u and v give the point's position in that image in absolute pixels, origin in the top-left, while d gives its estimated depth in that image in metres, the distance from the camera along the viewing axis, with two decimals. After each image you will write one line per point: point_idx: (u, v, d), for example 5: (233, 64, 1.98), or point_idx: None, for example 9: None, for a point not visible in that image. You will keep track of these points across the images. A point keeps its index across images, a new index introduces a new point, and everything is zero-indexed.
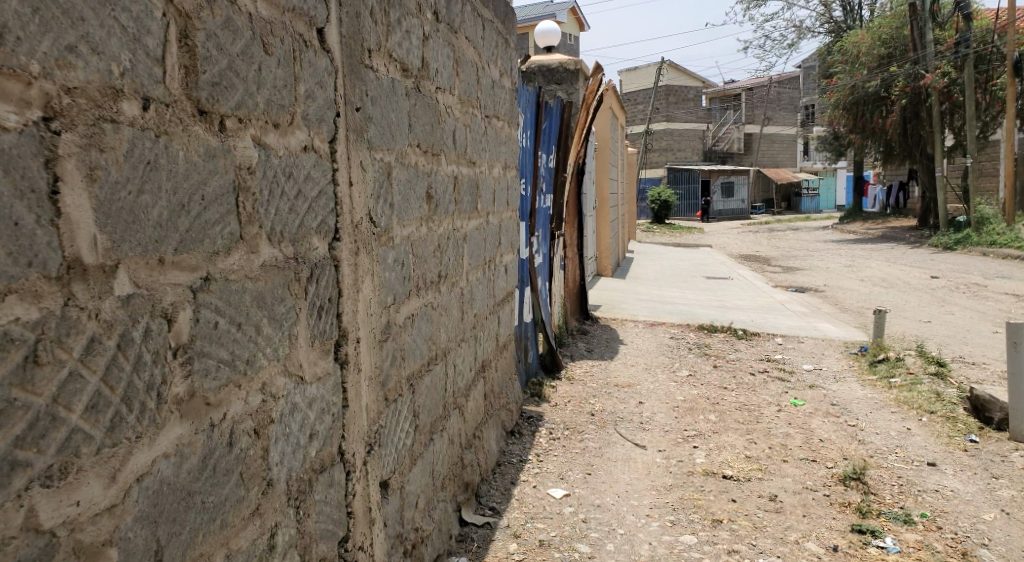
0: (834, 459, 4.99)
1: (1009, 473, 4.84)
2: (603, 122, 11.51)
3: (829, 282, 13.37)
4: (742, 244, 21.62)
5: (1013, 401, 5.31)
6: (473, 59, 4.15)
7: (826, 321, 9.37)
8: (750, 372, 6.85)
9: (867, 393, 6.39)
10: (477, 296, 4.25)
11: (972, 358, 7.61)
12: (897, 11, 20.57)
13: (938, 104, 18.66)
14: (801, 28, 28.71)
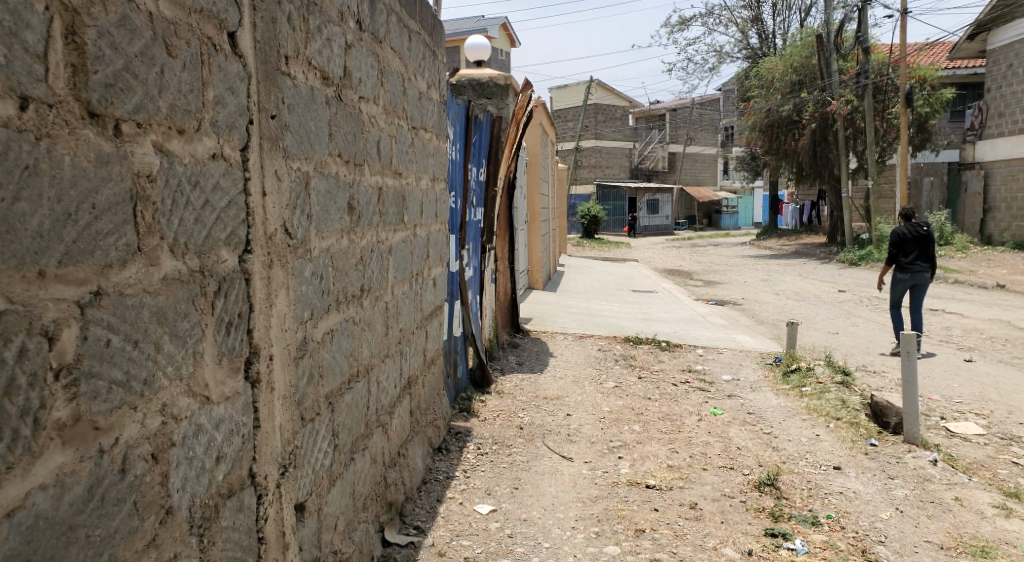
0: (750, 465, 5.09)
1: (903, 473, 5.07)
2: (534, 136, 11.59)
3: (746, 296, 13.72)
4: (666, 259, 22.00)
5: (908, 406, 5.54)
6: (399, 70, 4.10)
7: (744, 332, 9.61)
8: (672, 382, 6.94)
9: (781, 401, 6.56)
10: (403, 310, 4.19)
11: (874, 367, 7.92)
12: (806, 40, 21.41)
13: (843, 129, 19.47)
14: (720, 53, 29.60)
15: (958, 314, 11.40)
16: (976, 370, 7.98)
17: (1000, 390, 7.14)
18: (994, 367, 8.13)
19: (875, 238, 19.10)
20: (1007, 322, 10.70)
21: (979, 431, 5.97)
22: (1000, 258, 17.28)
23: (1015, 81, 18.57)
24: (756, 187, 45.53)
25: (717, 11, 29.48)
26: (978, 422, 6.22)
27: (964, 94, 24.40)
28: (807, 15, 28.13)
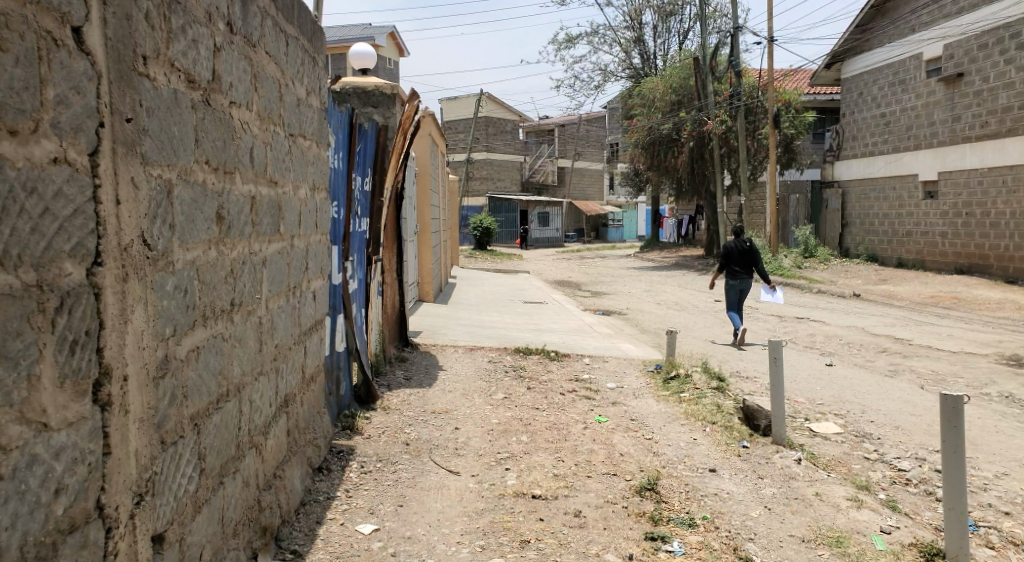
0: (632, 471, 5.18)
1: (771, 473, 5.28)
2: (422, 147, 11.46)
3: (632, 306, 14.02)
4: (556, 270, 22.27)
5: (776, 408, 5.79)
6: (275, 75, 3.96)
7: (628, 341, 9.82)
8: (560, 392, 6.99)
9: (661, 407, 6.72)
10: (278, 325, 4.03)
11: (747, 373, 8.23)
12: (685, 62, 22.09)
13: (719, 148, 20.31)
14: (605, 71, 30.26)
15: (821, 322, 12.04)
16: (837, 373, 8.44)
17: (857, 392, 7.57)
18: (853, 369, 8.62)
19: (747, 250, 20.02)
20: (864, 329, 11.39)
21: (837, 430, 6.30)
22: (858, 269, 18.43)
23: (866, 108, 19.88)
24: (641, 202, 46.84)
25: (602, 30, 30.12)
26: (837, 421, 6.57)
27: (824, 118, 25.97)
28: (685, 37, 29.14)
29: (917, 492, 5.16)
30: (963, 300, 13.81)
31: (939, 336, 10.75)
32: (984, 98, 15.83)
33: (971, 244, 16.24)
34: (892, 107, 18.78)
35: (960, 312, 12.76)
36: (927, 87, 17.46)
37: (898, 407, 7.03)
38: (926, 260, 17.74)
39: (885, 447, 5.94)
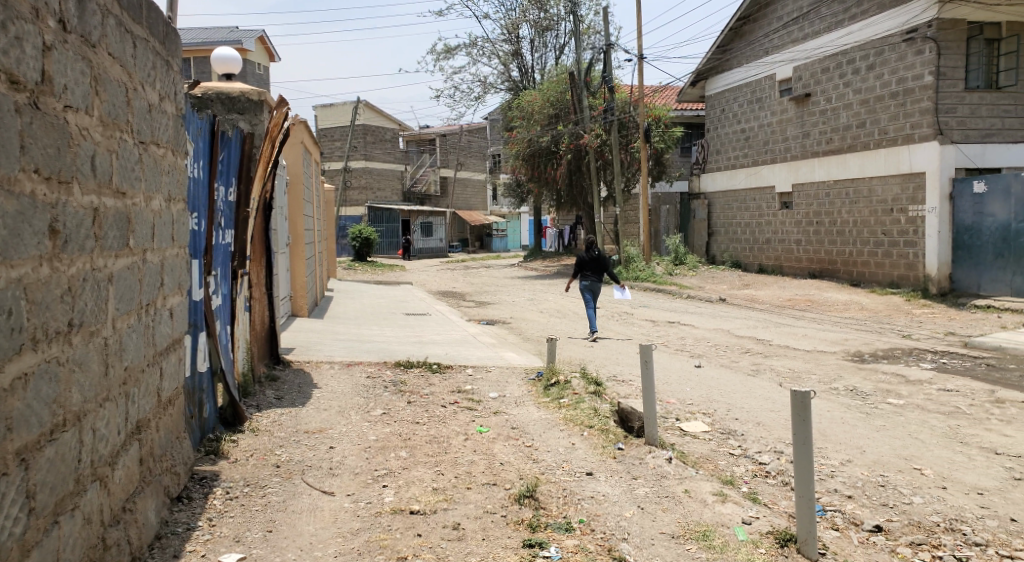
0: (512, 479, 5.14)
1: (645, 473, 5.37)
2: (294, 156, 11.08)
3: (515, 315, 14.06)
4: (440, 281, 22.13)
5: (649, 412, 5.88)
6: (121, 79, 3.70)
7: (510, 350, 9.83)
8: (441, 404, 6.89)
9: (542, 415, 6.73)
10: (129, 346, 3.76)
11: (624, 377, 8.37)
12: (561, 76, 22.38)
13: (594, 160, 20.76)
14: (485, 83, 30.31)
15: (690, 325, 12.46)
16: (705, 374, 8.72)
17: (724, 391, 7.86)
18: (719, 370, 8.96)
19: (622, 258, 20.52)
20: (730, 331, 11.86)
21: (705, 428, 6.51)
22: (723, 275, 19.27)
23: (728, 123, 20.86)
24: (525, 212, 47.22)
25: (480, 42, 30.15)
26: (705, 420, 6.78)
27: (690, 132, 27.00)
28: (561, 52, 29.58)
29: (775, 483, 5.38)
30: (817, 302, 14.67)
31: (797, 336, 11.32)
32: (828, 117, 16.90)
33: (821, 251, 17.30)
34: (750, 124, 19.78)
35: (815, 313, 13.52)
36: (781, 105, 18.53)
37: (758, 404, 7.33)
38: (784, 266, 18.80)
39: (748, 443, 6.18)
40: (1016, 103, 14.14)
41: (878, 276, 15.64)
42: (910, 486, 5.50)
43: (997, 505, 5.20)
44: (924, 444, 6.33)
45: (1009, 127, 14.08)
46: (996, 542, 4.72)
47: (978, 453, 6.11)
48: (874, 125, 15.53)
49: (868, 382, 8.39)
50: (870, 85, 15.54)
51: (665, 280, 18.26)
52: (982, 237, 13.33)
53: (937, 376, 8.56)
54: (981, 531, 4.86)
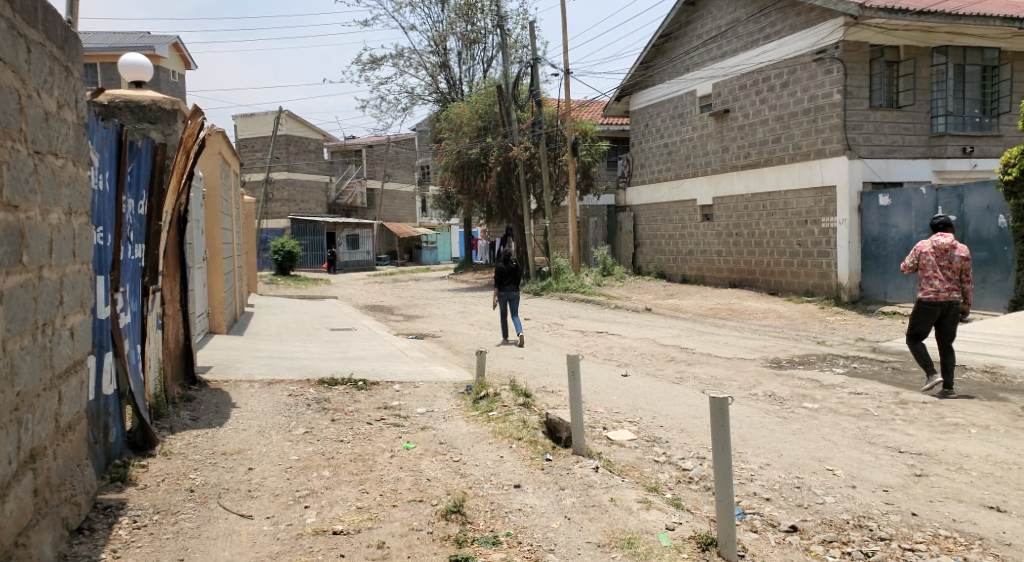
0: (439, 495, 5.04)
1: (572, 483, 5.34)
2: (211, 167, 10.71)
3: (443, 328, 13.92)
4: (366, 294, 21.76)
5: (575, 423, 5.85)
6: (12, 85, 3.48)
7: (438, 364, 9.69)
8: (367, 421, 6.71)
9: (470, 428, 6.62)
10: (22, 369, 3.52)
11: (553, 388, 8.33)
12: (488, 89, 22.33)
13: (524, 173, 20.78)
14: (412, 94, 29.98)
15: (618, 335, 12.53)
16: (632, 383, 8.76)
17: (650, 400, 7.91)
18: (645, 379, 9.02)
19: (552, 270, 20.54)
20: (656, 340, 11.99)
21: (631, 436, 6.52)
22: (649, 285, 19.55)
23: (650, 138, 21.11)
24: (454, 224, 46.94)
25: (407, 53, 29.80)
26: (631, 428, 6.80)
27: (616, 147, 27.26)
28: (489, 64, 29.51)
29: (698, 489, 5.42)
30: (737, 310, 15.00)
31: (719, 344, 11.51)
32: (746, 132, 17.33)
33: (741, 261, 17.69)
34: (673, 138, 20.14)
35: (736, 322, 13.79)
36: (701, 121, 18.94)
37: (683, 411, 7.39)
38: (706, 276, 19.13)
39: (673, 449, 6.21)
40: (914, 122, 14.85)
41: (794, 285, 16.09)
42: (823, 486, 5.62)
43: (902, 501, 5.36)
44: (836, 446, 6.48)
45: (909, 144, 14.81)
46: (900, 536, 4.87)
47: (885, 452, 6.30)
48: (789, 140, 15.99)
49: (786, 387, 8.58)
50: (784, 102, 16.02)
51: (594, 291, 18.39)
52: (887, 247, 13.94)
53: (850, 380, 8.83)
54: (886, 526, 5.00)
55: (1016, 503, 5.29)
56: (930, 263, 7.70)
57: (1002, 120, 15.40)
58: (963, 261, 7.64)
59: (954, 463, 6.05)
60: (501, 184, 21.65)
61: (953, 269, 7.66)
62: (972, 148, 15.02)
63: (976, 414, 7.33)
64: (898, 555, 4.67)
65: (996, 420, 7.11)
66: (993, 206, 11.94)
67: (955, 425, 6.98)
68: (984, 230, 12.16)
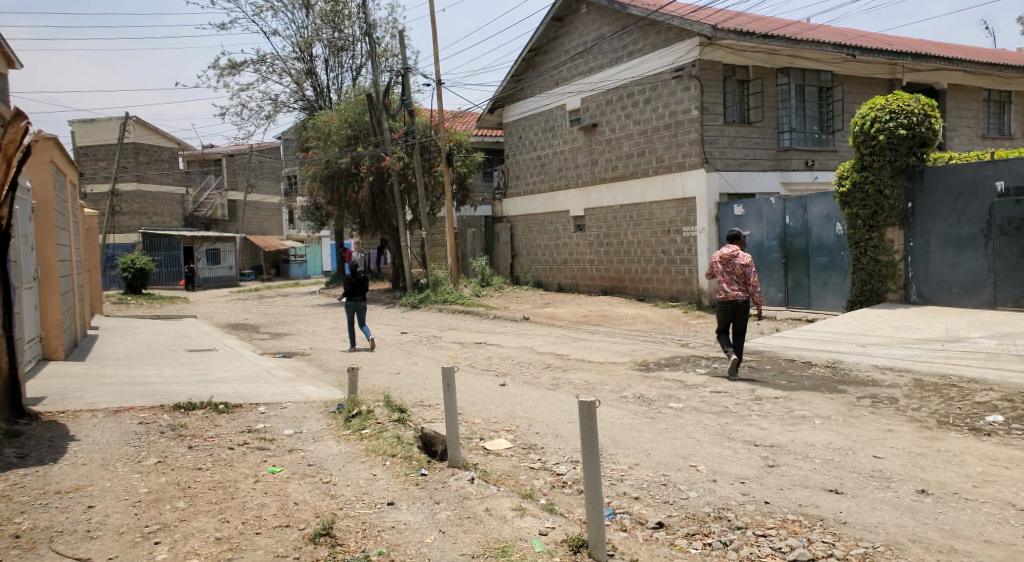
0: (307, 519, 5.11)
1: (447, 496, 5.47)
2: (41, 177, 10.11)
3: (314, 346, 13.68)
4: (229, 313, 21.03)
5: (450, 437, 5.98)
6: None
7: (308, 383, 9.57)
8: (228, 446, 6.59)
9: (342, 448, 6.62)
10: None
11: (430, 402, 8.42)
12: (357, 96, 21.99)
13: (397, 184, 20.83)
14: (276, 101, 28.97)
15: (496, 345, 12.73)
16: (509, 392, 8.98)
17: (525, 407, 8.14)
18: (522, 387, 9.25)
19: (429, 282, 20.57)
20: (533, 348, 12.29)
21: (507, 445, 6.72)
22: (525, 295, 20.03)
23: (525, 151, 21.56)
24: (324, 236, 45.93)
25: (271, 59, 28.78)
26: (508, 437, 6.99)
27: (491, 158, 27.38)
28: (358, 73, 29.05)
29: (571, 492, 5.67)
30: (608, 317, 15.56)
31: (591, 350, 11.92)
32: (613, 145, 17.99)
33: (611, 269, 18.33)
34: (545, 151, 20.63)
35: (608, 328, 14.30)
36: (571, 134, 19.52)
37: (557, 416, 7.67)
38: (580, 284, 19.80)
39: (547, 455, 6.45)
40: (763, 136, 15.91)
41: (660, 290, 16.85)
42: (687, 482, 5.99)
43: (755, 491, 5.79)
44: (699, 443, 6.90)
45: (759, 157, 15.83)
46: (755, 524, 5.29)
47: (741, 446, 6.76)
48: (651, 153, 16.71)
49: (653, 388, 9.02)
50: (648, 117, 16.73)
51: (472, 302, 18.58)
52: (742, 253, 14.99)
53: (711, 379, 9.38)
54: (742, 515, 5.41)
55: (851, 484, 5.82)
56: (715, 270, 9.27)
57: (837, 136, 16.78)
58: (743, 267, 9.15)
59: (800, 452, 6.57)
60: (374, 196, 21.55)
61: (735, 273, 9.19)
62: (812, 162, 16.34)
63: (820, 405, 7.97)
64: (751, 542, 5.08)
65: (836, 410, 7.76)
66: (831, 214, 12.96)
67: (803, 417, 7.58)
68: (824, 237, 13.16)
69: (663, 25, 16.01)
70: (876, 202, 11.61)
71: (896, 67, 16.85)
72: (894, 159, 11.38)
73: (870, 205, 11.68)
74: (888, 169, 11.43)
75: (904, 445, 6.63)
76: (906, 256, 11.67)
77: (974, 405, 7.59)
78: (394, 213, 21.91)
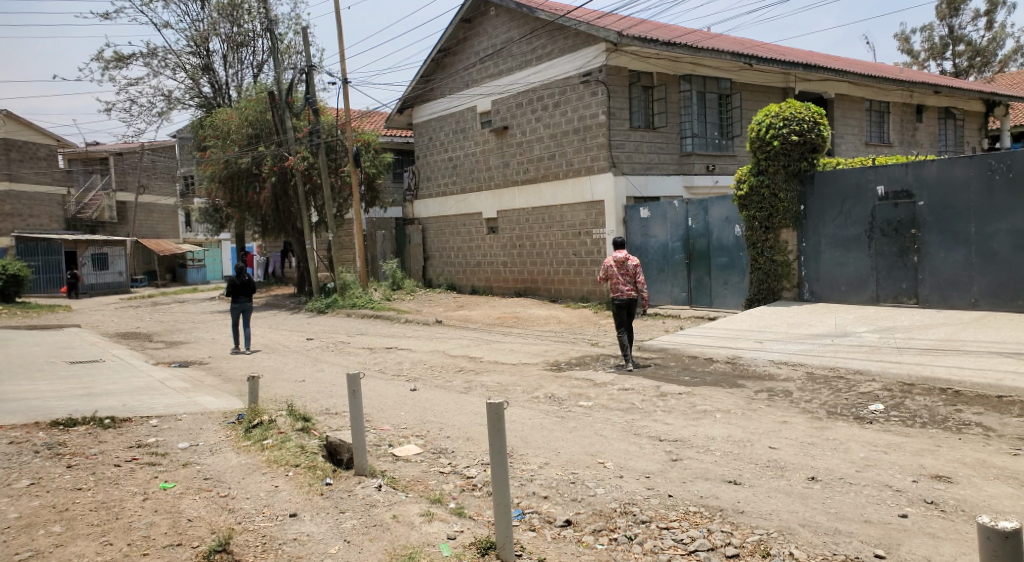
0: (201, 536, 5.06)
1: (353, 505, 5.48)
2: None
3: (212, 354, 13.33)
4: (121, 321, 20.21)
5: (355, 445, 5.99)
6: None
7: (205, 394, 9.34)
8: (114, 463, 6.40)
9: (241, 459, 6.53)
10: None
11: (337, 409, 8.37)
12: (259, 94, 21.45)
13: (302, 184, 20.51)
14: (170, 98, 27.97)
15: (406, 350, 12.71)
16: (419, 397, 8.99)
17: (436, 412, 8.19)
18: (433, 392, 9.29)
19: (337, 285, 20.34)
20: (443, 352, 12.30)
21: (417, 450, 6.76)
22: (438, 298, 20.06)
23: (435, 152, 21.54)
24: (224, 238, 44.55)
25: (162, 53, 27.70)
26: (417, 442, 7.03)
27: (400, 159, 27.29)
28: (259, 69, 28.32)
29: (480, 495, 5.76)
30: (521, 318, 15.73)
31: (505, 352, 12.07)
32: (524, 148, 18.17)
33: (524, 271, 18.56)
34: (456, 152, 20.67)
35: (520, 329, 14.45)
36: (482, 136, 19.63)
37: (468, 420, 7.75)
38: (493, 286, 19.97)
39: (457, 459, 6.52)
40: (667, 141, 16.42)
41: (571, 291, 17.16)
42: (595, 479, 6.16)
43: (660, 485, 6.01)
44: (606, 440, 7.11)
45: (663, 162, 16.32)
46: (658, 517, 5.50)
47: (646, 442, 6.99)
48: (562, 157, 16.98)
49: (563, 388, 9.21)
50: (557, 121, 17.01)
51: (382, 306, 18.46)
52: (647, 256, 15.34)
53: (619, 377, 9.63)
54: (646, 509, 5.61)
55: (748, 475, 6.11)
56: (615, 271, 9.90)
57: (736, 142, 17.46)
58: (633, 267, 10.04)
59: (702, 445, 6.85)
60: (276, 197, 21.14)
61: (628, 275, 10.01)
62: (713, 166, 16.93)
63: (721, 400, 8.31)
64: (654, 535, 5.29)
65: (736, 404, 8.11)
66: (731, 217, 13.48)
67: (705, 411, 7.89)
68: (724, 238, 13.66)
69: (570, 30, 16.35)
70: (771, 204, 12.12)
71: (790, 76, 17.67)
72: (787, 164, 11.97)
73: (766, 208, 12.18)
74: (782, 173, 11.98)
75: (797, 435, 7.00)
76: (800, 256, 12.29)
77: (860, 395, 8.06)
78: (298, 214, 21.58)
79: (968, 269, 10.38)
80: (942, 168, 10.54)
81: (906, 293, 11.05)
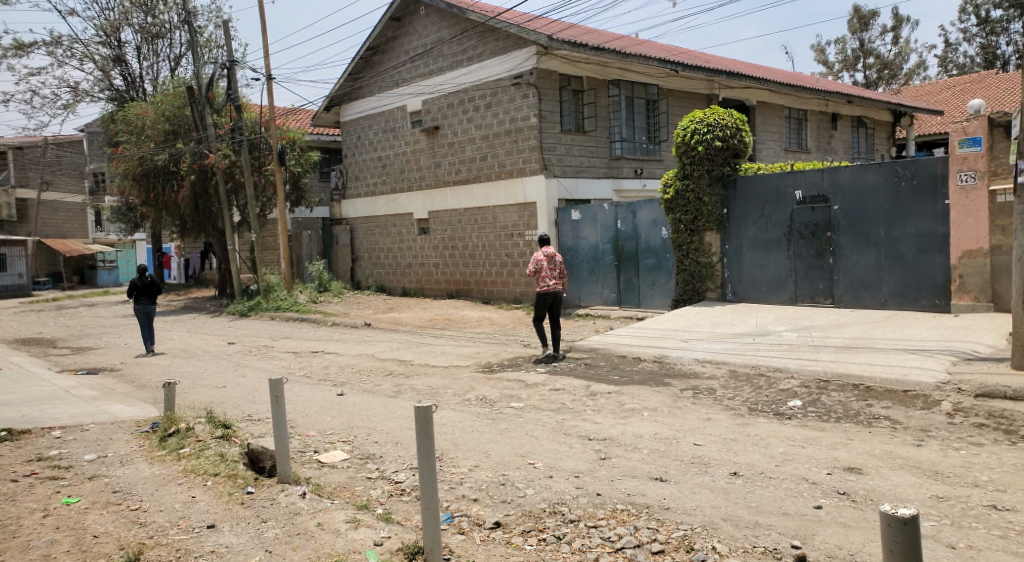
0: (109, 552, 4.92)
1: (275, 514, 5.40)
2: None
3: (124, 360, 12.89)
4: (26, 326, 19.36)
5: (278, 452, 5.89)
6: None
7: (116, 403, 9.04)
8: (12, 479, 6.15)
9: (155, 470, 6.35)
10: None
11: (259, 416, 8.21)
12: (176, 88, 20.82)
13: (223, 182, 20.06)
14: (78, 90, 26.85)
15: (333, 354, 12.54)
16: (346, 401, 8.90)
17: (363, 417, 8.12)
18: (360, 396, 9.21)
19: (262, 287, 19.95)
20: (371, 355, 12.19)
21: (343, 456, 6.69)
22: (368, 299, 19.88)
23: (364, 152, 21.32)
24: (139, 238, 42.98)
25: (68, 43, 26.55)
26: (344, 448, 6.96)
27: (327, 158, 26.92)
28: (176, 63, 27.48)
29: (408, 500, 5.75)
30: (453, 320, 15.71)
31: (436, 354, 12.04)
32: (455, 149, 18.14)
33: (457, 272, 18.56)
34: (386, 152, 20.50)
35: (451, 331, 14.43)
36: (412, 136, 19.54)
37: (396, 424, 7.71)
38: (425, 288, 19.90)
39: (385, 464, 6.49)
40: (596, 144, 16.62)
41: (503, 293, 17.24)
42: (525, 480, 6.21)
43: (588, 484, 6.10)
44: (536, 440, 7.16)
45: (593, 165, 16.53)
46: (586, 516, 5.58)
47: (575, 442, 7.08)
48: (493, 159, 17.02)
49: (494, 390, 9.25)
50: (489, 122, 17.05)
51: (308, 308, 18.19)
52: (578, 257, 15.52)
53: (549, 377, 9.72)
54: (575, 509, 5.69)
55: (673, 472, 6.25)
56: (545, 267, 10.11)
57: (663, 146, 17.82)
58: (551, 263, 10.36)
59: (630, 444, 6.97)
60: (195, 196, 20.64)
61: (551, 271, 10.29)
62: (640, 169, 17.23)
63: (647, 398, 8.47)
64: (582, 534, 5.37)
65: (662, 402, 8.28)
66: (658, 220, 13.72)
67: (632, 410, 8.02)
68: (652, 240, 13.88)
69: (500, 31, 16.39)
70: (696, 208, 12.37)
71: (715, 83, 18.15)
72: (711, 168, 12.25)
73: (691, 210, 12.42)
74: (707, 177, 12.23)
75: (721, 432, 7.18)
76: (723, 258, 12.60)
77: (779, 392, 8.32)
78: (219, 213, 21.10)
79: (879, 270, 10.83)
80: (855, 174, 10.96)
81: (822, 294, 11.46)
